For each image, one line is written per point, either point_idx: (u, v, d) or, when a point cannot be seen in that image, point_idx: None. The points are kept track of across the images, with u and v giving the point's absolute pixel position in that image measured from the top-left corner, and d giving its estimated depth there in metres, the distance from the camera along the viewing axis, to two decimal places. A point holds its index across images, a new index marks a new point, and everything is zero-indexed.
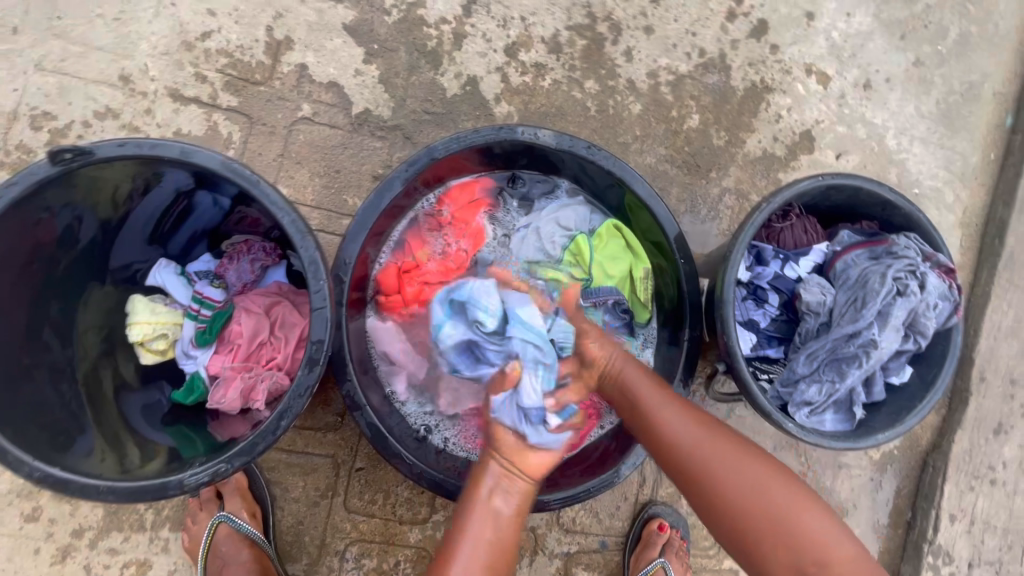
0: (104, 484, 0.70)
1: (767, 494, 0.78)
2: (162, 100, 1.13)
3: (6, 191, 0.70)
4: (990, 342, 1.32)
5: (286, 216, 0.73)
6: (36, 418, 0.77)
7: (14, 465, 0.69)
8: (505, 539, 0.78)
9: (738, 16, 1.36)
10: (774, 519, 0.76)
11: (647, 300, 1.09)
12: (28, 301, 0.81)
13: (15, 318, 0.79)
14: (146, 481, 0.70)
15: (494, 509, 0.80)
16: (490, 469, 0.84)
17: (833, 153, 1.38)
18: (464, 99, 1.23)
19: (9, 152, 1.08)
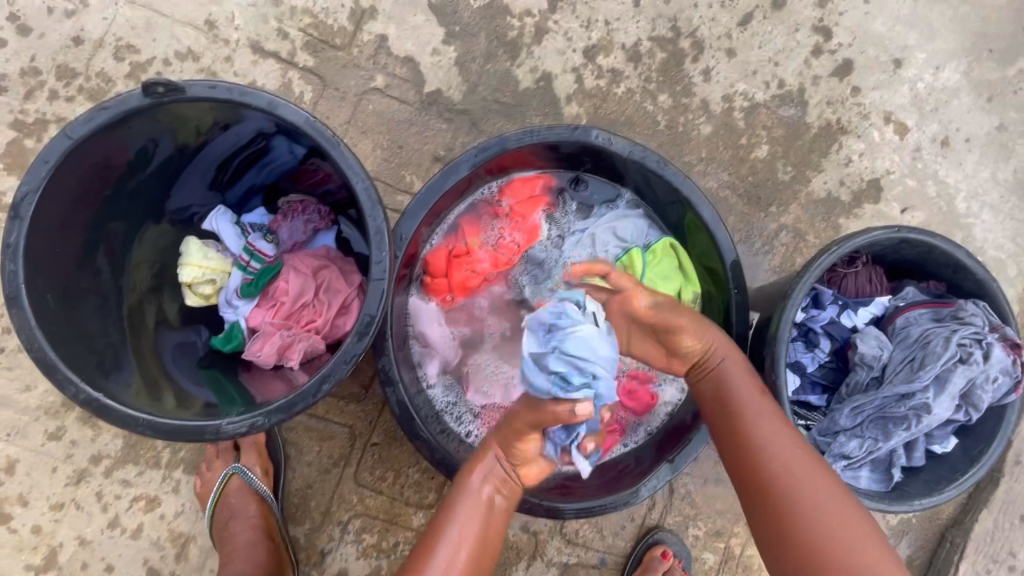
0: (144, 418, 0.70)
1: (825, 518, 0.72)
2: (242, 51, 1.14)
3: (96, 114, 0.69)
4: None
5: (360, 182, 0.72)
6: (86, 340, 0.78)
7: (63, 384, 0.70)
8: (491, 534, 0.76)
9: (823, 52, 1.33)
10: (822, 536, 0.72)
11: None
12: (90, 225, 0.81)
13: (76, 241, 0.79)
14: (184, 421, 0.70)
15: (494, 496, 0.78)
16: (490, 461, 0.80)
17: (899, 207, 1.34)
18: (536, 94, 1.22)
19: (89, 78, 1.09)
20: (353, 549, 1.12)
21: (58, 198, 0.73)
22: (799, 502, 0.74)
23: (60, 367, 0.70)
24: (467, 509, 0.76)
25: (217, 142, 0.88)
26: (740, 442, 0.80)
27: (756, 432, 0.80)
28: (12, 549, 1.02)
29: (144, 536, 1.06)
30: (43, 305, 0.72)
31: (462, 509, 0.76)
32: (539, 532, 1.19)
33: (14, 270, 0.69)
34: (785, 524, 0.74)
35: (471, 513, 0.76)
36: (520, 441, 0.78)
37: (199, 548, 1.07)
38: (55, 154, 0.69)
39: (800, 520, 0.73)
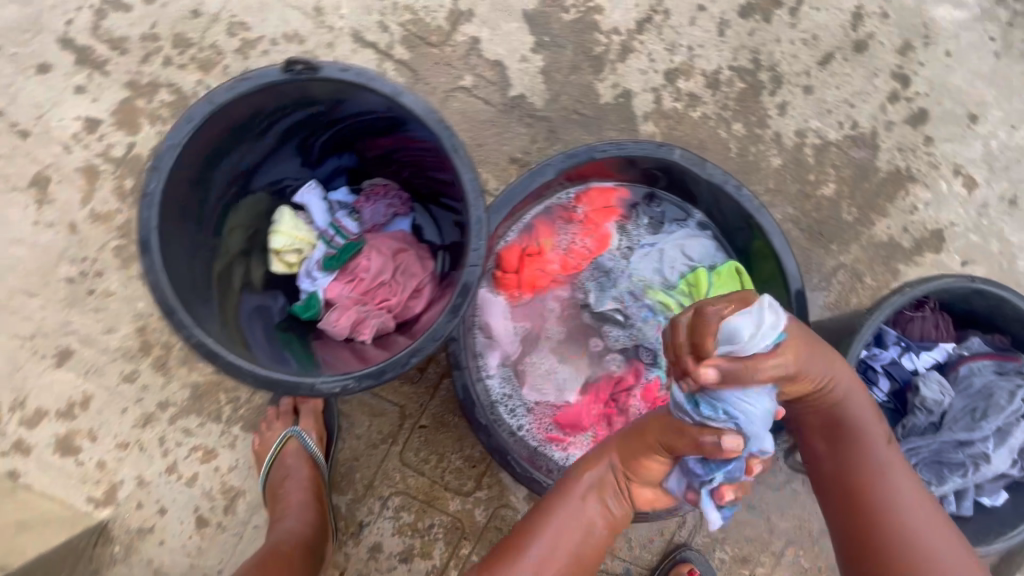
0: (246, 366, 0.72)
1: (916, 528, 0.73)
2: (344, 38, 1.20)
3: (241, 83, 0.74)
4: None
5: (468, 174, 0.77)
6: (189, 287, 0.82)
7: (177, 326, 0.70)
8: (586, 547, 0.80)
9: (900, 99, 1.35)
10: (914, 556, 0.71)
11: None
12: (203, 185, 0.86)
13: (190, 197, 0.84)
14: (282, 375, 0.72)
15: (586, 509, 0.80)
16: (602, 473, 0.81)
17: (960, 259, 1.34)
18: (615, 109, 1.26)
19: (201, 48, 1.15)
20: (390, 525, 1.16)
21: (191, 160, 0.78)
22: (901, 517, 0.73)
23: (176, 310, 0.70)
24: (567, 512, 0.80)
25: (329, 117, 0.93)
26: (844, 462, 0.79)
27: (860, 445, 0.78)
28: (76, 481, 1.08)
29: (198, 485, 1.11)
30: (165, 250, 0.73)
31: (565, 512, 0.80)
32: None
33: (148, 216, 0.71)
34: (881, 541, 0.73)
35: (571, 518, 0.79)
36: (644, 460, 0.77)
37: (247, 504, 1.11)
38: (199, 116, 0.73)
39: (913, 543, 0.71)
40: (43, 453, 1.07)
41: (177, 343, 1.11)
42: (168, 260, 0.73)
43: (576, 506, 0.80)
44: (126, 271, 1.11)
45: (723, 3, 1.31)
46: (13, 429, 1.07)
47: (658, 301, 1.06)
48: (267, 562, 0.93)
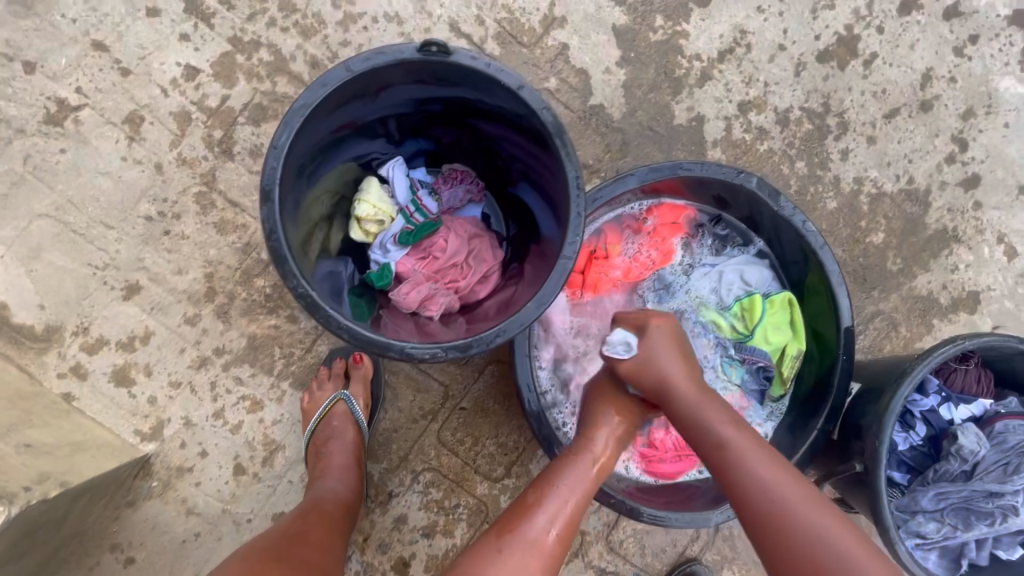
0: (344, 323, 0.76)
1: (781, 498, 0.73)
2: (441, 26, 1.24)
3: (377, 57, 0.78)
4: None
5: (573, 172, 0.81)
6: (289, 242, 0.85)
7: (285, 275, 0.74)
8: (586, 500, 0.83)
9: (956, 162, 1.40)
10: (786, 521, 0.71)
11: (789, 378, 1.12)
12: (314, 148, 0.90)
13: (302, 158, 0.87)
14: (375, 336, 0.76)
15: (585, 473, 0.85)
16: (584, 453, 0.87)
17: (992, 323, 1.39)
18: (687, 132, 1.31)
19: (305, 15, 1.19)
20: (417, 499, 1.19)
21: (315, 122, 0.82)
22: (766, 485, 0.74)
23: (287, 261, 0.74)
24: (570, 478, 0.84)
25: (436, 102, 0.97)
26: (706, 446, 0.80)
27: (701, 428, 0.81)
28: (126, 412, 1.10)
29: (241, 433, 1.14)
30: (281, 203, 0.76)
31: (566, 478, 0.84)
32: (586, 532, 1.24)
33: (273, 167, 0.74)
34: (764, 520, 0.72)
35: (569, 484, 0.83)
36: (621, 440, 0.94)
37: (285, 458, 1.14)
38: (334, 82, 0.77)
39: (786, 514, 0.71)
40: (99, 380, 1.10)
41: (242, 293, 1.14)
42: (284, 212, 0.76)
43: (577, 470, 0.85)
44: (203, 217, 1.14)
45: (803, 45, 1.35)
46: (73, 353, 1.10)
47: (711, 320, 1.11)
48: (308, 515, 0.96)
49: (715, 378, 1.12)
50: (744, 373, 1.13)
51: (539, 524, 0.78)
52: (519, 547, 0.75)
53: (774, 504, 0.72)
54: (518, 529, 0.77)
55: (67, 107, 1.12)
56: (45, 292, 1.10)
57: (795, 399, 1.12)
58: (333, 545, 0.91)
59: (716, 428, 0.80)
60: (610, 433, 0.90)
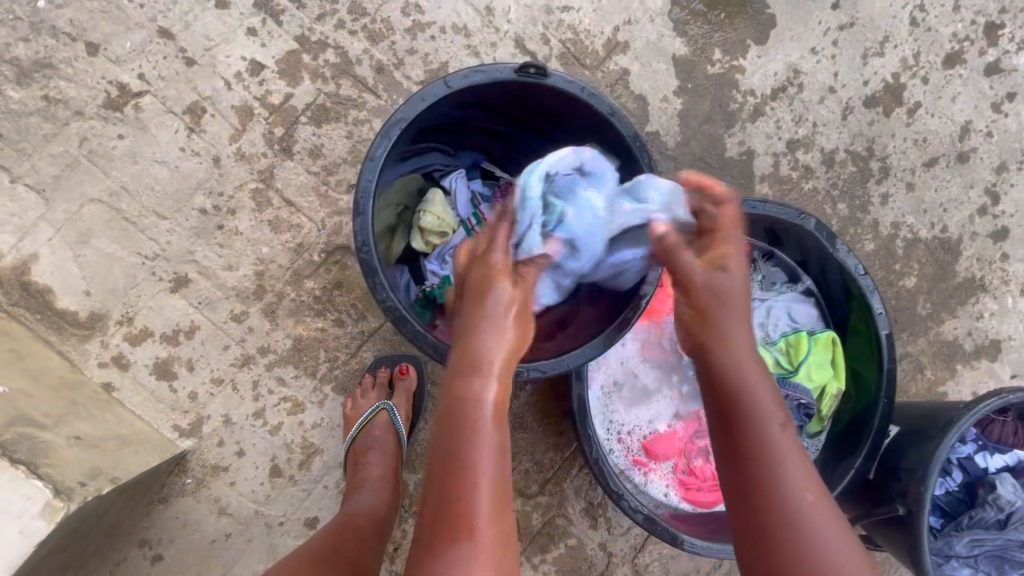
0: (431, 339, 0.77)
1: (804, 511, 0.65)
2: (507, 41, 1.25)
3: (474, 74, 0.79)
4: None
5: (656, 200, 0.84)
6: None
7: (375, 287, 0.75)
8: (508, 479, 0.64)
9: (987, 213, 1.45)
10: (784, 500, 0.65)
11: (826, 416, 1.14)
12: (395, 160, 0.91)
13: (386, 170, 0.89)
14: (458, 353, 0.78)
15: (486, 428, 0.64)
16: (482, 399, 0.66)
17: (1010, 371, 1.44)
18: (737, 165, 1.33)
19: (374, 20, 1.19)
20: None
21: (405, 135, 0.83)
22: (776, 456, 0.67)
23: (377, 274, 0.75)
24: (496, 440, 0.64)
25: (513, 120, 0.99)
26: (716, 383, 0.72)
27: (737, 370, 0.71)
28: (165, 406, 1.09)
29: (280, 435, 1.12)
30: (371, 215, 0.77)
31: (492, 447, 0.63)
32: (613, 554, 1.24)
33: (369, 178, 0.75)
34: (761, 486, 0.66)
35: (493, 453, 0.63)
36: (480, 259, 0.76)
37: (322, 463, 1.13)
38: (433, 97, 0.78)
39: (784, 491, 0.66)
40: (140, 373, 1.08)
41: (291, 293, 1.13)
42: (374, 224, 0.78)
43: (491, 447, 0.63)
44: (258, 214, 1.13)
45: (852, 89, 1.39)
46: (116, 343, 1.08)
47: None
48: (340, 531, 0.95)
49: None
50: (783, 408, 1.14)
51: (474, 513, 0.60)
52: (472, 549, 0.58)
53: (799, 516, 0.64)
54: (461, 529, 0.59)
55: (129, 93, 1.11)
56: (92, 279, 1.08)
57: (834, 436, 1.13)
58: (366, 564, 0.90)
59: (747, 373, 0.71)
60: (510, 348, 0.69)
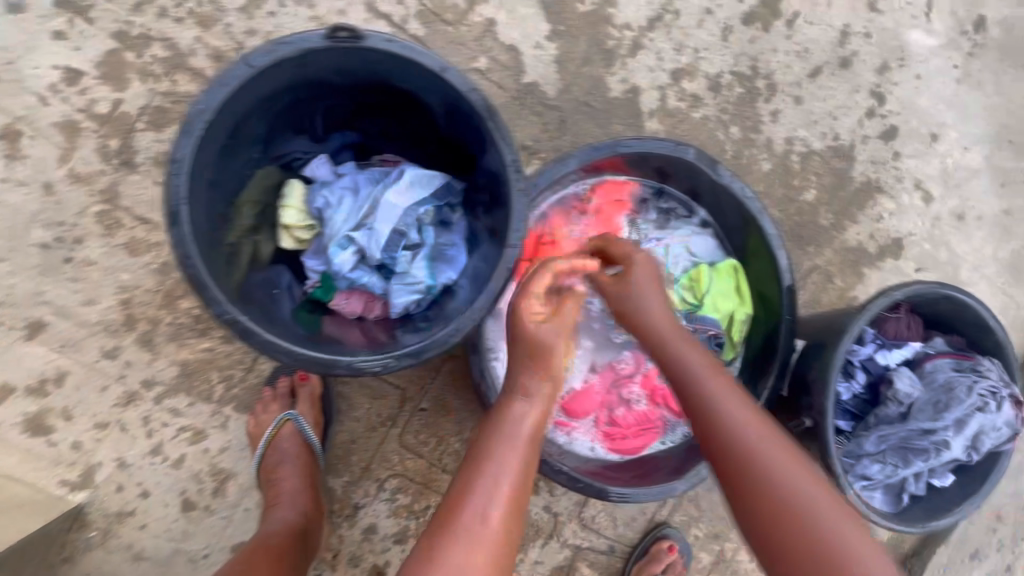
0: (283, 345, 0.70)
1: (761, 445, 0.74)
2: (356, 6, 1.15)
3: (277, 48, 0.69)
4: None
5: (510, 155, 0.76)
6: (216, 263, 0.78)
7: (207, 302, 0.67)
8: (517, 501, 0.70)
9: (875, 115, 1.46)
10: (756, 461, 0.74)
11: (738, 342, 1.15)
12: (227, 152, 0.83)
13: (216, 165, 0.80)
14: (319, 353, 0.71)
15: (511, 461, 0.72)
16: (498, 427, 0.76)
17: (914, 266, 1.49)
18: (623, 104, 1.28)
19: (201, 2, 1.07)
20: (385, 507, 1.16)
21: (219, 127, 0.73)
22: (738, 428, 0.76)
23: (209, 286, 0.67)
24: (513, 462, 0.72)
25: (353, 84, 0.89)
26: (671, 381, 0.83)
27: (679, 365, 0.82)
28: (48, 462, 1.02)
29: (186, 467, 1.06)
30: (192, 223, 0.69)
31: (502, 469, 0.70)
32: (558, 514, 1.26)
33: (177, 183, 0.67)
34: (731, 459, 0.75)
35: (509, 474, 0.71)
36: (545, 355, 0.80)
37: (238, 486, 1.08)
38: (233, 81, 0.68)
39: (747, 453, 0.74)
40: (11, 432, 1.01)
41: (166, 318, 1.05)
42: (197, 231, 0.69)
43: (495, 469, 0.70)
44: (109, 239, 1.03)
45: (727, 8, 1.35)
46: None
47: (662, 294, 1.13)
48: (253, 553, 0.91)
49: None
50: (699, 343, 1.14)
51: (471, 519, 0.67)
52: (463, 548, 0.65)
53: (756, 454, 0.74)
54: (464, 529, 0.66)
55: None
56: None
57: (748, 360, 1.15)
58: None
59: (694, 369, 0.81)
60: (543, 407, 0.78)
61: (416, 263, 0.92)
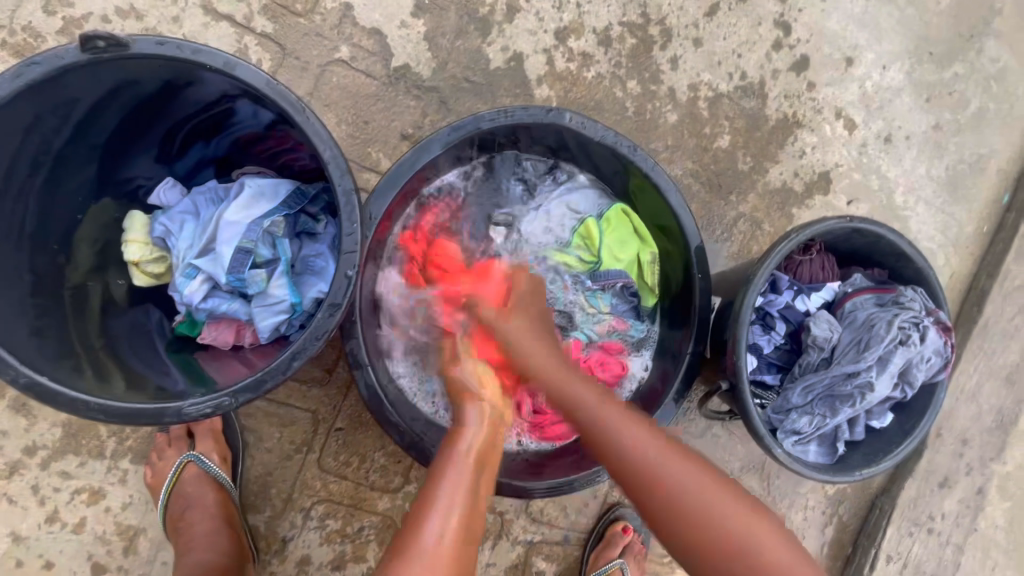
0: (94, 402, 0.67)
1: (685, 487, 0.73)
2: (192, 11, 1.07)
3: (25, 70, 0.65)
4: (968, 411, 1.32)
5: (327, 149, 0.70)
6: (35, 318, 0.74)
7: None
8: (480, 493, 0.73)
9: (783, 47, 1.35)
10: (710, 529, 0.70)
11: (655, 284, 1.10)
12: (39, 193, 0.77)
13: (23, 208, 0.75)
14: (142, 405, 0.68)
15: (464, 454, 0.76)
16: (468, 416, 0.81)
17: (845, 199, 1.37)
18: (507, 74, 1.20)
19: (15, 32, 1.02)
20: (316, 536, 1.09)
21: None
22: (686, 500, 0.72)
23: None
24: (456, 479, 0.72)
25: (173, 93, 0.79)
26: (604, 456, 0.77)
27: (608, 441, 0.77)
28: None
29: (88, 530, 1.00)
30: None
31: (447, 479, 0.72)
32: (504, 512, 1.21)
33: None
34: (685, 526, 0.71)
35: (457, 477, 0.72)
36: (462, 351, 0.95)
37: (149, 541, 1.02)
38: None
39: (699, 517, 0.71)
40: None
41: None
42: None
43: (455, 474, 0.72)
44: None
45: None
46: None
47: (559, 261, 1.08)
48: None
49: (583, 316, 1.09)
50: (611, 298, 1.10)
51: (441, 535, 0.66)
52: (419, 560, 0.63)
53: (662, 490, 0.73)
54: (410, 549, 0.64)
55: None
56: None
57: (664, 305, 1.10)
58: None
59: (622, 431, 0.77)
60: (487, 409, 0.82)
61: (274, 280, 0.84)
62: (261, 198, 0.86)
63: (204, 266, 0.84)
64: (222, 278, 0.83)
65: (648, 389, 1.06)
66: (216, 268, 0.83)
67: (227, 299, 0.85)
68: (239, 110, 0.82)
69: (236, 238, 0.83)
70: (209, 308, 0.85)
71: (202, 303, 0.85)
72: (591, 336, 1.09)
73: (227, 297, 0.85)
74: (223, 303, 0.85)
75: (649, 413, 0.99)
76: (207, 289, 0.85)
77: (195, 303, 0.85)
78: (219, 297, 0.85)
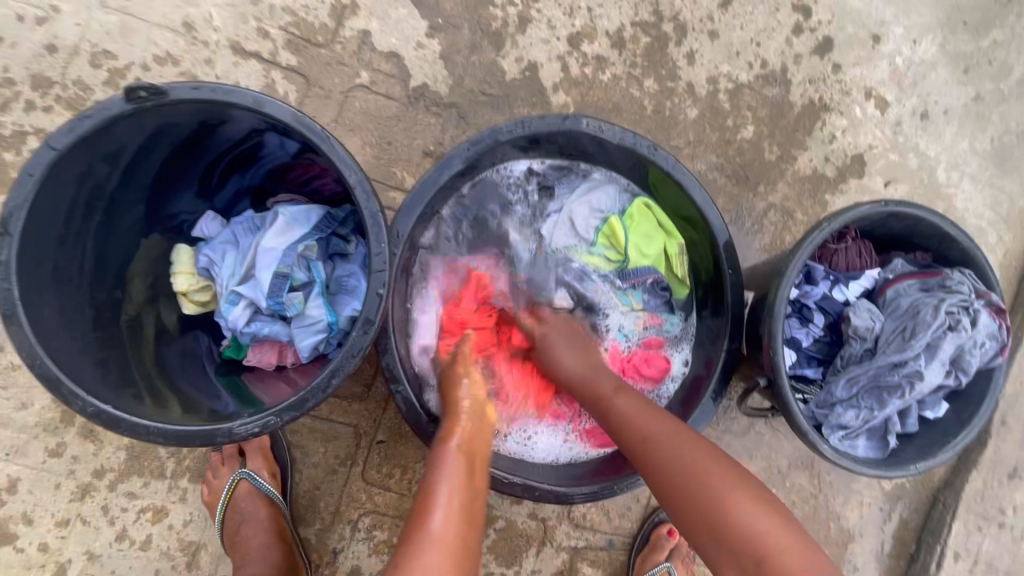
0: (154, 426, 0.71)
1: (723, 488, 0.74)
2: (222, 52, 1.14)
3: (79, 123, 0.70)
4: None
5: (353, 175, 0.73)
6: (97, 349, 0.79)
7: (67, 399, 0.70)
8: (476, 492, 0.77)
9: (805, 31, 1.32)
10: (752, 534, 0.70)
11: (685, 276, 1.09)
12: (96, 233, 0.83)
13: (84, 249, 0.82)
14: (195, 427, 0.72)
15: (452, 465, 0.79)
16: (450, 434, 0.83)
17: (882, 180, 1.32)
18: (522, 85, 1.21)
19: (66, 86, 1.10)
20: (365, 547, 1.11)
21: (54, 212, 0.74)
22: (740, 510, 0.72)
23: (63, 383, 0.70)
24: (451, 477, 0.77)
25: (208, 131, 0.84)
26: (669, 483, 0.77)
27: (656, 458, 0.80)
28: (22, 567, 1.05)
29: (154, 547, 1.06)
30: (41, 325, 0.72)
31: (442, 490, 0.74)
32: (547, 519, 1.21)
33: (8, 287, 0.69)
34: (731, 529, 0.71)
35: (451, 490, 0.75)
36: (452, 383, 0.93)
37: (210, 555, 1.07)
38: (41, 165, 0.69)
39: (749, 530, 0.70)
40: None
41: None
42: (43, 331, 0.72)
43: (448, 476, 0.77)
44: None
45: None
46: None
47: (586, 262, 1.11)
48: None
49: (615, 315, 1.11)
50: (642, 294, 1.12)
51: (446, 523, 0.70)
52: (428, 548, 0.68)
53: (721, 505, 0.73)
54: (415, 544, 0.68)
55: None
56: None
57: (698, 298, 1.08)
58: None
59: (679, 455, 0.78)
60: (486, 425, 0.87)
61: (311, 302, 0.88)
62: (292, 222, 0.90)
63: (244, 292, 0.88)
64: (263, 302, 0.88)
65: (687, 385, 1.05)
66: (258, 294, 0.87)
67: (271, 319, 0.90)
68: (269, 141, 0.86)
69: (272, 264, 0.87)
70: (255, 332, 0.90)
71: (248, 327, 0.89)
72: (630, 335, 1.11)
73: (271, 320, 0.90)
74: (268, 326, 0.89)
75: (688, 411, 0.98)
76: (252, 313, 0.89)
77: (240, 329, 0.89)
78: (262, 322, 0.90)
